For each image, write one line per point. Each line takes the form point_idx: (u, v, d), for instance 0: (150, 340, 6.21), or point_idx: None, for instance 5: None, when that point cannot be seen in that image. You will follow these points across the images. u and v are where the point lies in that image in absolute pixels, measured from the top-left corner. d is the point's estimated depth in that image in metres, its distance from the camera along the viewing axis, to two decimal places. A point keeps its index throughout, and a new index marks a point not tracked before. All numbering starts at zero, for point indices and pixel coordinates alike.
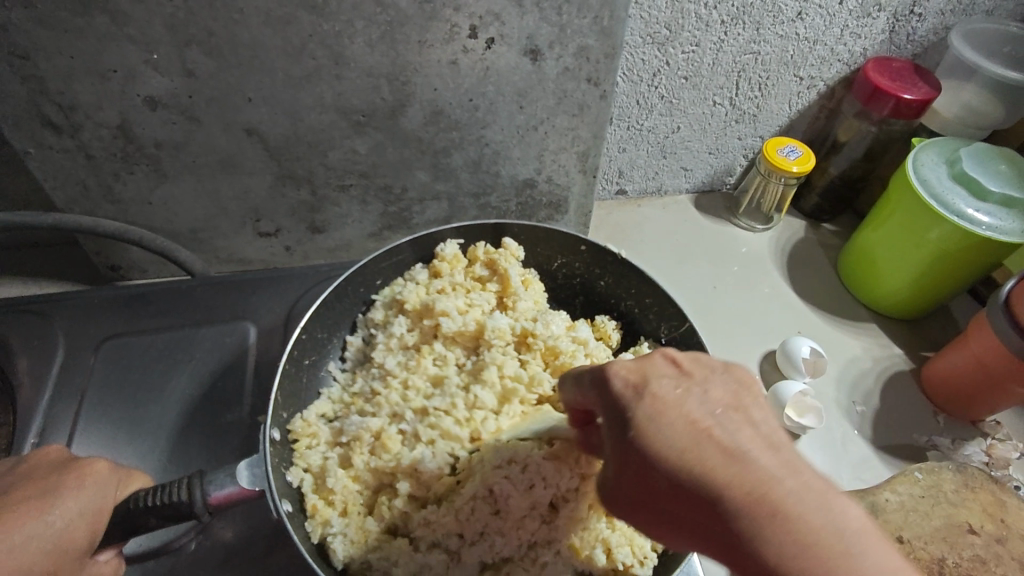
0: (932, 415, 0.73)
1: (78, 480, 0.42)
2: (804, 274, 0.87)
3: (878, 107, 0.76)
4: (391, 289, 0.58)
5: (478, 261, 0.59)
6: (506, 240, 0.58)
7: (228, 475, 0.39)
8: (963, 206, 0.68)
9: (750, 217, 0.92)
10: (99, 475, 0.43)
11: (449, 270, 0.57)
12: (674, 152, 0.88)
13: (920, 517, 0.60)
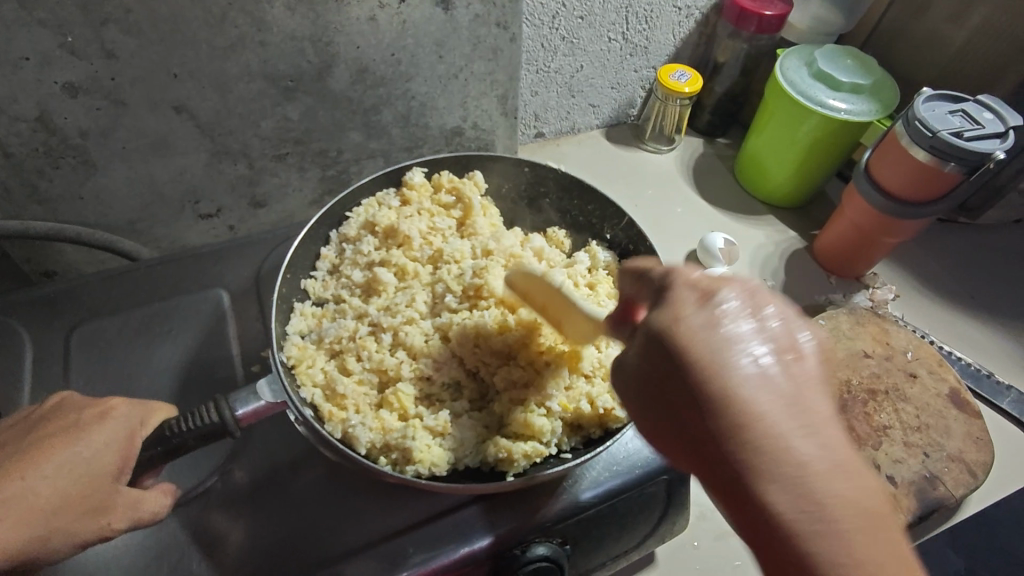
0: (826, 278, 0.88)
1: (97, 418, 0.47)
2: (709, 183, 0.99)
3: (746, 26, 0.88)
4: (365, 213, 0.59)
5: (442, 189, 0.62)
6: (471, 171, 0.62)
7: (253, 392, 0.45)
8: (823, 96, 0.80)
9: (655, 141, 1.03)
10: (116, 412, 0.48)
11: (416, 197, 0.60)
12: (581, 90, 0.97)
13: (827, 353, 0.73)
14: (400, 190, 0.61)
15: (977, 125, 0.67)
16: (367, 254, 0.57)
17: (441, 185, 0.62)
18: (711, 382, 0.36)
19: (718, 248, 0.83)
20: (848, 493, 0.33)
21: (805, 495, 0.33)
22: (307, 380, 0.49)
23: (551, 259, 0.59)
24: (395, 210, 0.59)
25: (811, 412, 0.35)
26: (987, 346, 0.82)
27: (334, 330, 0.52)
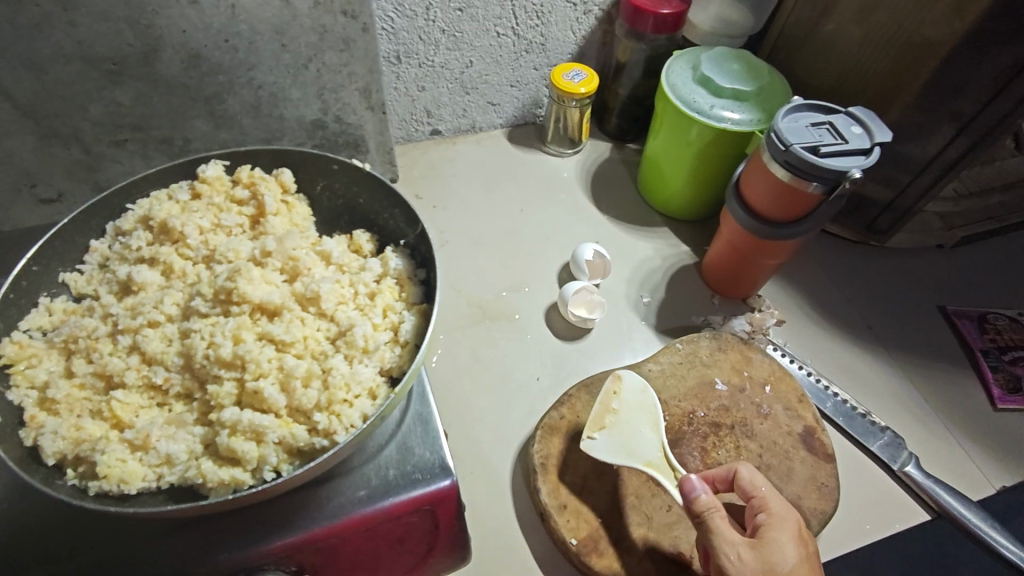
0: (709, 297, 0.82)
1: None
2: (607, 191, 0.94)
3: (642, 25, 0.82)
4: (145, 205, 0.56)
5: (239, 185, 0.59)
6: (277, 171, 0.59)
7: None
8: (702, 102, 0.74)
9: (558, 144, 0.98)
10: None
11: (206, 192, 0.57)
12: (475, 87, 0.93)
13: (676, 380, 0.68)
14: (193, 183, 0.58)
15: (838, 140, 0.61)
16: (135, 250, 0.54)
17: (240, 181, 0.59)
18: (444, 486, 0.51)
19: (585, 260, 0.78)
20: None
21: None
22: (24, 381, 0.46)
23: (341, 264, 0.56)
24: (179, 204, 0.56)
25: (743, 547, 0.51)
26: (870, 382, 0.75)
27: (70, 327, 0.49)
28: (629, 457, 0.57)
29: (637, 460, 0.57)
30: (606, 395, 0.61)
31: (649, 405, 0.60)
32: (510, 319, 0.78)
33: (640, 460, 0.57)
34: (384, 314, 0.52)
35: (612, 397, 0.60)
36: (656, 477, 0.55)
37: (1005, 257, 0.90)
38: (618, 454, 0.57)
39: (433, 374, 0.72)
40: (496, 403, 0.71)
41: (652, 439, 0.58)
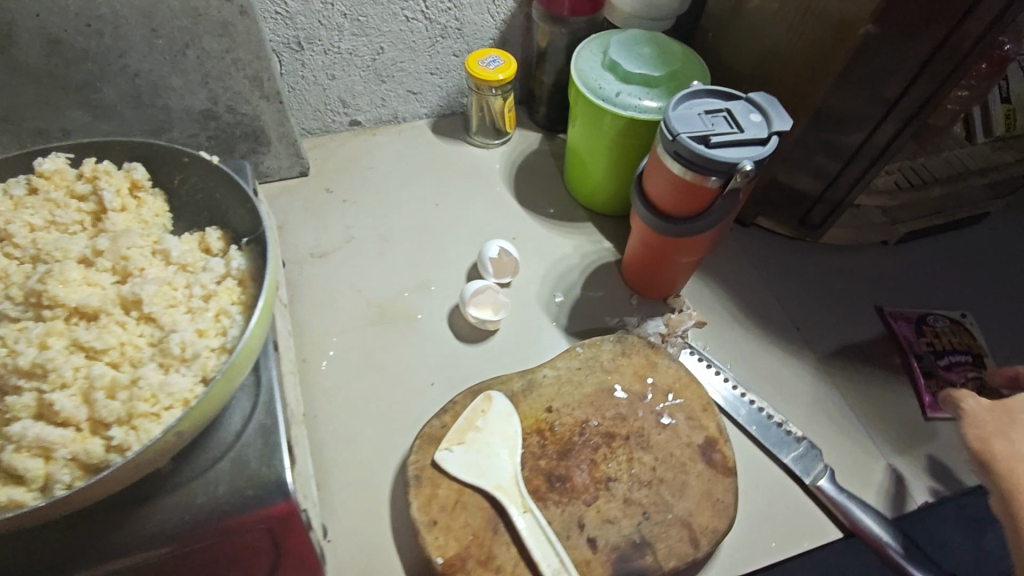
0: (627, 297, 0.77)
1: None
2: (530, 184, 0.89)
3: (557, 8, 0.79)
4: None
5: (84, 179, 0.54)
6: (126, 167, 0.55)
7: None
8: (609, 90, 0.69)
9: (482, 134, 0.93)
10: None
11: (43, 186, 0.53)
12: (392, 75, 0.88)
13: (572, 387, 0.63)
14: (31, 177, 0.53)
15: (733, 129, 0.56)
16: None
17: (85, 175, 0.55)
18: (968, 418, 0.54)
19: (489, 259, 0.74)
20: None
21: None
22: None
23: (182, 264, 0.52)
24: (10, 200, 0.52)
25: None
26: (791, 389, 0.70)
27: None
28: (479, 477, 0.56)
29: (487, 481, 0.56)
30: (473, 411, 0.60)
31: (511, 433, 0.59)
32: (411, 320, 0.73)
33: (489, 482, 0.56)
34: (216, 319, 0.48)
35: (478, 415, 0.60)
36: (502, 501, 0.55)
37: (952, 254, 0.84)
38: (469, 472, 0.57)
39: (320, 379, 0.68)
40: (384, 411, 0.66)
41: (506, 466, 0.57)
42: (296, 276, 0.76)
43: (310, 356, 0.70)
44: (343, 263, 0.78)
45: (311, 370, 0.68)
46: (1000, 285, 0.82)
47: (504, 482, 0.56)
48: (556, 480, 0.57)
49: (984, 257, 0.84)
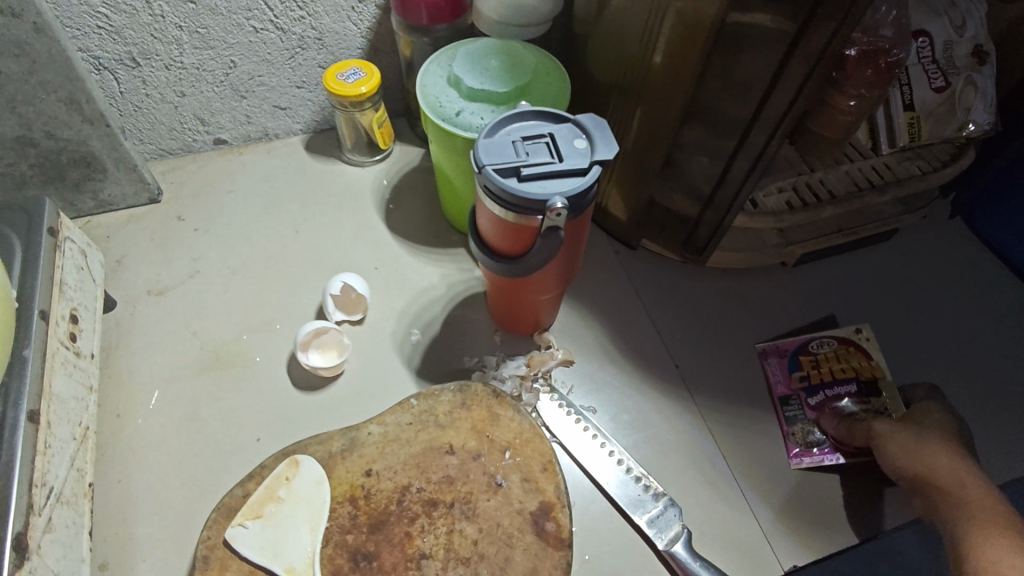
0: (491, 333, 0.70)
1: None
2: (405, 205, 0.82)
3: (415, 15, 0.70)
4: None
5: None
6: None
7: None
8: (450, 108, 0.62)
9: (356, 150, 0.86)
10: None
11: None
12: (252, 90, 0.80)
13: (398, 447, 0.56)
14: None
15: (550, 158, 0.48)
16: None
17: None
18: None
19: (333, 295, 0.68)
20: None
21: None
22: None
23: None
24: None
25: None
26: (660, 436, 0.63)
27: None
28: (272, 558, 0.50)
29: (279, 563, 0.50)
30: (276, 480, 0.53)
31: (317, 503, 0.53)
32: (248, 364, 0.67)
33: (282, 564, 0.50)
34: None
35: (281, 483, 0.53)
36: None
37: (859, 274, 0.77)
38: (262, 553, 0.50)
39: (134, 437, 0.61)
40: (201, 472, 0.60)
41: (304, 543, 0.51)
42: (127, 317, 0.70)
43: (127, 410, 0.63)
44: (183, 302, 0.71)
45: (125, 426, 0.62)
46: (910, 309, 0.75)
47: (299, 563, 0.50)
48: (361, 558, 0.51)
49: (895, 277, 0.77)
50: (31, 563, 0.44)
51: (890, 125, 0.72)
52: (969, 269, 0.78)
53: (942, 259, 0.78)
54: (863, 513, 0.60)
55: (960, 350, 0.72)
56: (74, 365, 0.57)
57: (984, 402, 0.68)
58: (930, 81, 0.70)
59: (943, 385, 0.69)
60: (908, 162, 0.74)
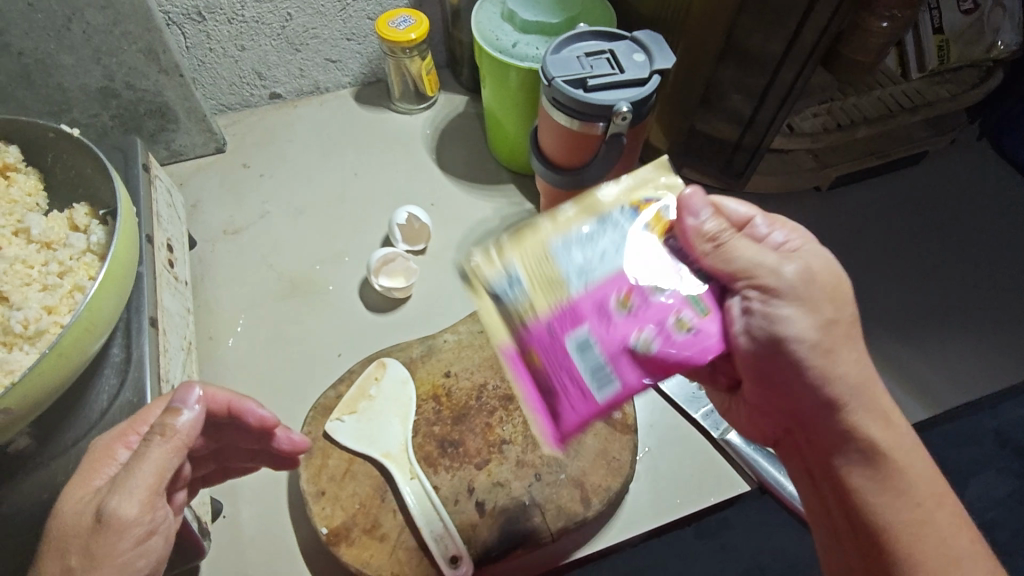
0: None
1: None
2: (454, 147, 0.86)
3: None
4: None
5: None
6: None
7: None
8: (505, 41, 0.66)
9: (404, 99, 0.90)
10: None
11: None
12: (306, 43, 0.84)
13: (472, 351, 0.62)
14: None
15: (613, 70, 0.53)
16: None
17: None
18: (858, 433, 0.42)
19: (398, 226, 0.74)
20: (920, 470, 0.42)
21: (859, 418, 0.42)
22: None
23: (48, 241, 0.51)
24: None
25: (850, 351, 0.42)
26: None
27: None
28: (369, 445, 0.56)
29: (375, 449, 0.56)
30: (366, 379, 0.59)
31: (404, 399, 0.59)
32: (324, 292, 0.72)
33: (379, 450, 0.56)
34: (68, 295, 0.48)
35: (371, 382, 0.59)
36: (389, 470, 0.55)
37: (891, 197, 0.80)
38: (360, 441, 0.56)
39: (227, 356, 0.67)
40: (291, 385, 0.66)
41: (397, 431, 0.57)
42: (208, 254, 0.75)
43: (218, 333, 0.69)
44: (255, 239, 0.77)
45: (218, 347, 0.68)
46: (942, 227, 0.78)
47: (393, 450, 0.56)
48: (448, 446, 0.56)
49: (926, 198, 0.80)
50: None
51: (919, 50, 0.75)
52: (999, 189, 0.81)
53: (971, 181, 0.82)
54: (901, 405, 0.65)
55: (990, 261, 0.75)
56: (176, 287, 0.63)
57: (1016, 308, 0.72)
58: (959, 4, 0.73)
59: (977, 294, 0.73)
60: (938, 86, 0.77)
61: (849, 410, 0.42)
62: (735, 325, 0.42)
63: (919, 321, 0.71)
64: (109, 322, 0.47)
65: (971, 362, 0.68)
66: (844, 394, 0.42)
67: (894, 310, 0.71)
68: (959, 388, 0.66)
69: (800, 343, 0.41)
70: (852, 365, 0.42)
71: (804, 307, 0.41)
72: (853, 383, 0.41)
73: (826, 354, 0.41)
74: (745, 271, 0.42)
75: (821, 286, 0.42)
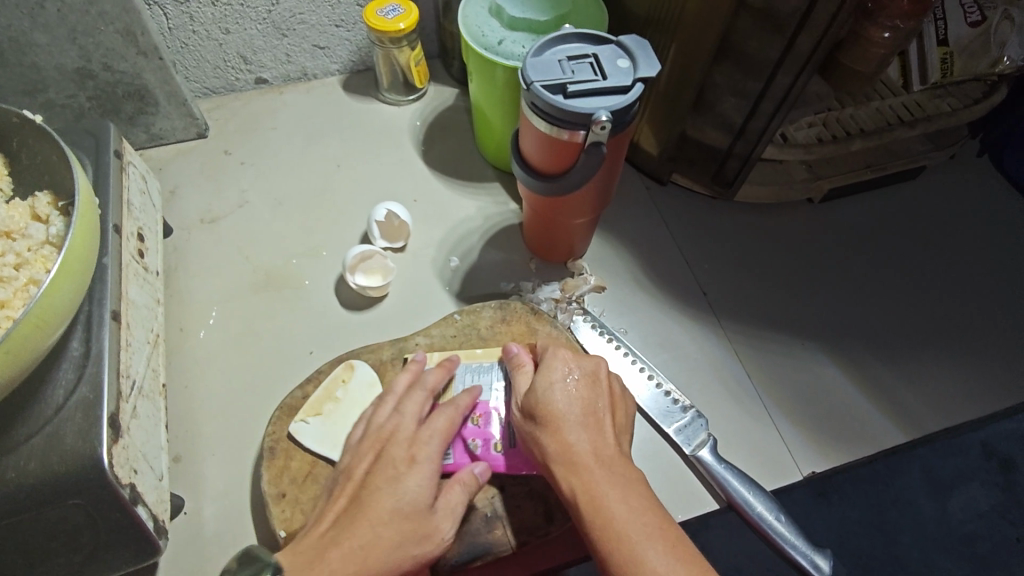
0: (526, 261, 0.73)
1: None
2: (442, 142, 0.84)
3: None
4: None
5: None
6: None
7: None
8: (491, 38, 0.64)
9: (392, 89, 0.88)
10: None
11: None
12: (293, 28, 0.82)
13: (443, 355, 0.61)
14: None
15: (595, 76, 0.51)
16: None
17: None
18: (580, 471, 0.46)
19: (377, 222, 0.72)
20: (613, 476, 0.46)
21: (582, 463, 0.47)
22: None
23: (9, 230, 0.50)
24: None
25: (586, 403, 0.51)
26: (691, 355, 0.67)
27: None
28: (332, 448, 0.55)
29: (337, 453, 0.55)
30: (333, 381, 0.58)
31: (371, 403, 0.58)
32: (299, 287, 0.71)
33: (342, 453, 0.55)
34: (23, 289, 0.47)
35: (338, 385, 0.58)
36: None
37: (885, 212, 0.79)
38: (322, 444, 0.55)
39: (197, 349, 0.67)
40: (261, 381, 0.65)
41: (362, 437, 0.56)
42: (183, 243, 0.74)
43: (189, 324, 0.68)
44: (233, 229, 0.75)
45: (189, 339, 0.67)
46: (935, 245, 0.76)
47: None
48: None
49: (920, 214, 0.79)
50: (123, 440, 0.49)
51: (922, 60, 0.73)
52: (995, 208, 0.79)
53: (969, 199, 0.80)
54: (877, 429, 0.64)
55: (982, 281, 0.74)
56: (144, 278, 0.62)
57: (1006, 332, 0.70)
58: (966, 16, 0.71)
59: (965, 315, 0.71)
60: (939, 99, 0.75)
61: (579, 447, 0.48)
62: (596, 395, 0.51)
63: (903, 341, 0.69)
64: (63, 319, 0.45)
65: (954, 386, 0.66)
66: (587, 441, 0.48)
67: (879, 328, 0.70)
68: (939, 412, 0.65)
69: (581, 407, 0.50)
70: (580, 432, 0.48)
71: (588, 389, 0.52)
72: (555, 422, 0.49)
73: (584, 426, 0.49)
74: (575, 354, 0.55)
75: (578, 368, 0.53)
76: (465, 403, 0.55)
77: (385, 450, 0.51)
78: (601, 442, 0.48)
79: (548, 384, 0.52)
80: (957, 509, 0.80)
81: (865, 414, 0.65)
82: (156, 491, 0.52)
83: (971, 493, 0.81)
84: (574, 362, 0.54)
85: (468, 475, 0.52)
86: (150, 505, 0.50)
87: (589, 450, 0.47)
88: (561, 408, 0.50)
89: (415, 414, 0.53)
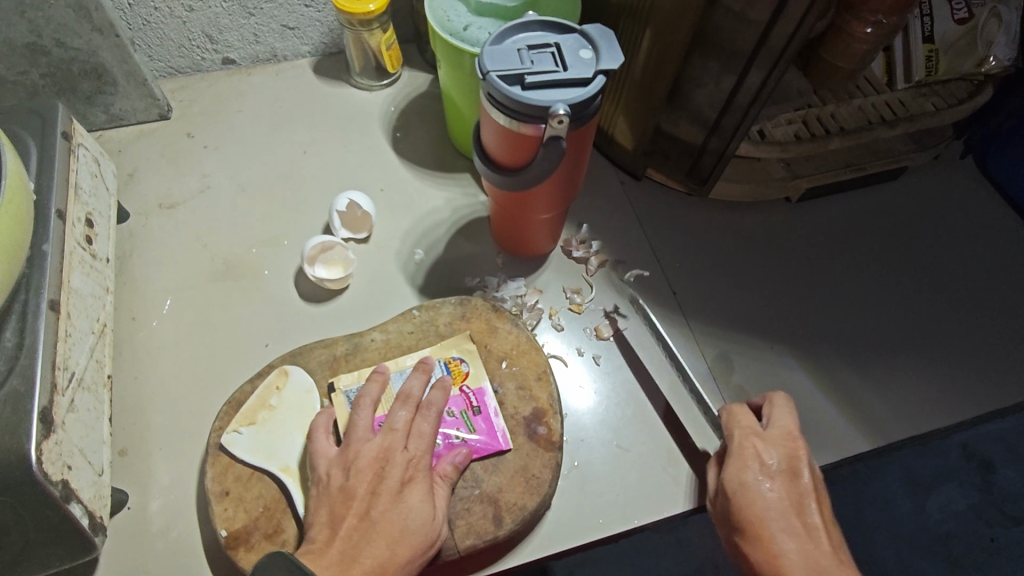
0: (494, 256, 0.71)
1: None
2: (413, 129, 0.82)
3: None
4: None
5: None
6: None
7: None
8: (457, 25, 0.62)
9: (364, 73, 0.85)
10: None
11: None
12: (260, 7, 0.78)
13: (399, 352, 0.59)
14: None
15: (555, 67, 0.48)
16: None
17: None
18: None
19: (339, 212, 0.70)
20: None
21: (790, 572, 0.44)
22: None
23: None
24: None
25: (786, 503, 0.48)
26: (655, 357, 0.66)
27: None
28: (267, 459, 0.53)
29: (274, 463, 0.53)
30: (266, 389, 0.56)
31: (308, 409, 0.56)
32: (258, 277, 0.69)
33: (277, 464, 0.53)
34: None
35: (272, 393, 0.56)
36: (287, 485, 0.52)
37: (864, 212, 0.77)
38: (257, 455, 0.53)
39: (150, 338, 0.65)
40: (213, 375, 0.63)
41: (298, 446, 0.54)
42: (140, 229, 0.72)
43: (142, 314, 0.66)
44: (192, 215, 0.73)
45: (141, 328, 0.65)
46: (913, 248, 0.75)
47: (293, 463, 0.53)
48: None
49: (900, 216, 0.77)
50: (56, 435, 0.47)
51: (907, 57, 0.71)
52: (977, 211, 0.77)
53: (950, 201, 0.78)
54: (843, 437, 0.63)
55: (958, 286, 0.72)
56: (91, 266, 0.59)
57: (981, 340, 0.69)
58: (953, 12, 0.69)
59: (940, 320, 0.70)
60: (923, 98, 0.73)
61: (780, 553, 0.45)
62: (758, 484, 0.49)
63: (876, 347, 0.68)
64: None
65: (924, 395, 0.65)
66: (789, 551, 0.45)
67: (851, 334, 0.69)
68: (908, 420, 0.64)
69: (791, 500, 0.48)
70: (792, 541, 0.46)
71: (790, 484, 0.49)
72: (756, 516, 0.47)
73: (777, 531, 0.46)
74: (761, 442, 0.52)
75: (739, 463, 0.51)
76: (441, 402, 0.53)
77: (384, 470, 0.49)
78: (778, 548, 0.46)
79: (743, 475, 0.50)
80: (934, 509, 0.65)
81: (832, 421, 0.64)
82: (94, 487, 0.50)
83: (948, 493, 0.65)
84: (776, 450, 0.51)
85: (449, 469, 0.52)
86: (85, 501, 0.49)
87: (806, 560, 0.45)
88: (774, 504, 0.48)
89: (406, 428, 0.51)
